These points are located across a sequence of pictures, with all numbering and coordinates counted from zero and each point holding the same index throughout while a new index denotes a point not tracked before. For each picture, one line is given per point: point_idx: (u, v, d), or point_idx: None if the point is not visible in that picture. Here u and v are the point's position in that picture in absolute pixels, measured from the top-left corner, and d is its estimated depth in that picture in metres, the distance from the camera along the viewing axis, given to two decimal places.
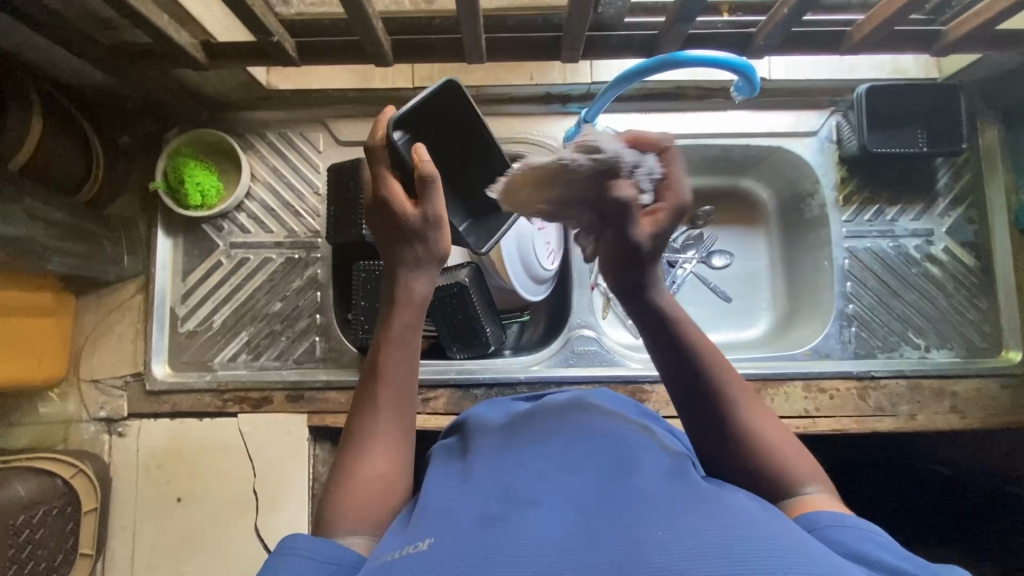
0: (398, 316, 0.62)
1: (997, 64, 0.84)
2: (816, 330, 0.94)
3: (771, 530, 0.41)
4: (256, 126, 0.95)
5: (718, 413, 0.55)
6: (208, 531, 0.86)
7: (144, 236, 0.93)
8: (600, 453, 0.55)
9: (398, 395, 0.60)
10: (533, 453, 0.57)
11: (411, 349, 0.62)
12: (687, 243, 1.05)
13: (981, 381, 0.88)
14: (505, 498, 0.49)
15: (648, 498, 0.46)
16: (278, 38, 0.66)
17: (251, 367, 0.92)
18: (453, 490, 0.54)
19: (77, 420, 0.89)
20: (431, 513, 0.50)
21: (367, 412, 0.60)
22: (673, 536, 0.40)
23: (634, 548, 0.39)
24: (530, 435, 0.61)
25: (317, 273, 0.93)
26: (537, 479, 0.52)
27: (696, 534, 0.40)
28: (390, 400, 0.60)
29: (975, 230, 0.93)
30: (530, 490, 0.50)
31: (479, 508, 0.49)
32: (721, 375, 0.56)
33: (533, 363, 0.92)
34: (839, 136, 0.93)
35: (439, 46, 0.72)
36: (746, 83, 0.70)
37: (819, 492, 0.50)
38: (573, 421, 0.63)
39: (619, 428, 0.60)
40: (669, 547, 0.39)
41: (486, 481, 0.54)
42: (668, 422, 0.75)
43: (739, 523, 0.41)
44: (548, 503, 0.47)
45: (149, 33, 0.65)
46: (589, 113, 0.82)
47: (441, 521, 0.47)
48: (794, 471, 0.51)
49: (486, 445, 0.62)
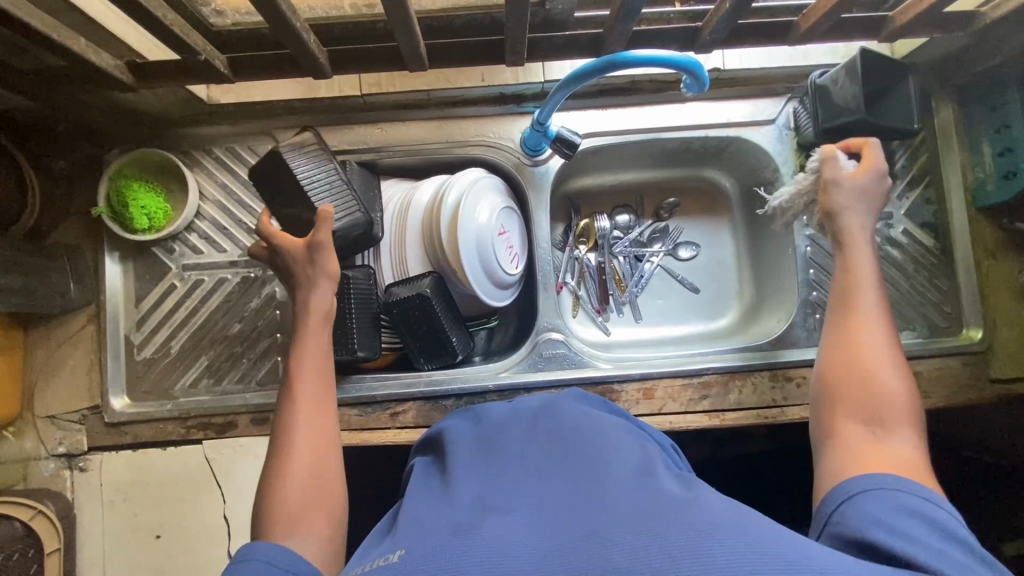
0: (313, 333, 0.70)
1: (946, 46, 0.83)
2: (782, 321, 0.94)
3: (741, 521, 0.40)
4: (200, 142, 0.91)
5: (851, 343, 0.61)
6: (181, 560, 0.84)
7: (92, 263, 0.89)
8: (574, 454, 0.54)
9: (321, 403, 0.65)
10: (504, 460, 0.56)
11: (321, 350, 0.70)
12: (653, 236, 1.05)
13: (943, 361, 0.89)
14: (477, 508, 0.48)
15: (624, 498, 0.45)
16: (205, 56, 0.63)
17: (213, 391, 0.89)
18: (423, 501, 0.53)
19: (35, 457, 0.87)
20: (402, 528, 0.49)
21: (291, 411, 0.64)
22: (644, 538, 0.39)
23: (608, 551, 0.39)
24: (501, 442, 0.60)
25: (275, 290, 0.91)
26: (511, 488, 0.51)
27: (663, 533, 0.39)
28: (315, 403, 0.65)
29: (933, 210, 0.93)
30: (500, 499, 0.49)
31: (451, 518, 0.47)
32: (870, 305, 0.63)
33: (501, 369, 0.90)
34: (797, 124, 0.92)
35: (377, 55, 0.69)
36: (694, 80, 0.68)
37: (905, 447, 0.53)
38: (544, 425, 0.62)
39: (591, 425, 0.60)
40: (643, 550, 0.38)
41: (454, 493, 0.52)
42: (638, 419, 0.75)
43: (708, 517, 0.40)
44: (519, 512, 0.46)
45: (66, 58, 0.62)
46: (541, 114, 0.81)
47: (412, 535, 0.46)
48: (893, 417, 0.55)
49: (458, 455, 0.60)
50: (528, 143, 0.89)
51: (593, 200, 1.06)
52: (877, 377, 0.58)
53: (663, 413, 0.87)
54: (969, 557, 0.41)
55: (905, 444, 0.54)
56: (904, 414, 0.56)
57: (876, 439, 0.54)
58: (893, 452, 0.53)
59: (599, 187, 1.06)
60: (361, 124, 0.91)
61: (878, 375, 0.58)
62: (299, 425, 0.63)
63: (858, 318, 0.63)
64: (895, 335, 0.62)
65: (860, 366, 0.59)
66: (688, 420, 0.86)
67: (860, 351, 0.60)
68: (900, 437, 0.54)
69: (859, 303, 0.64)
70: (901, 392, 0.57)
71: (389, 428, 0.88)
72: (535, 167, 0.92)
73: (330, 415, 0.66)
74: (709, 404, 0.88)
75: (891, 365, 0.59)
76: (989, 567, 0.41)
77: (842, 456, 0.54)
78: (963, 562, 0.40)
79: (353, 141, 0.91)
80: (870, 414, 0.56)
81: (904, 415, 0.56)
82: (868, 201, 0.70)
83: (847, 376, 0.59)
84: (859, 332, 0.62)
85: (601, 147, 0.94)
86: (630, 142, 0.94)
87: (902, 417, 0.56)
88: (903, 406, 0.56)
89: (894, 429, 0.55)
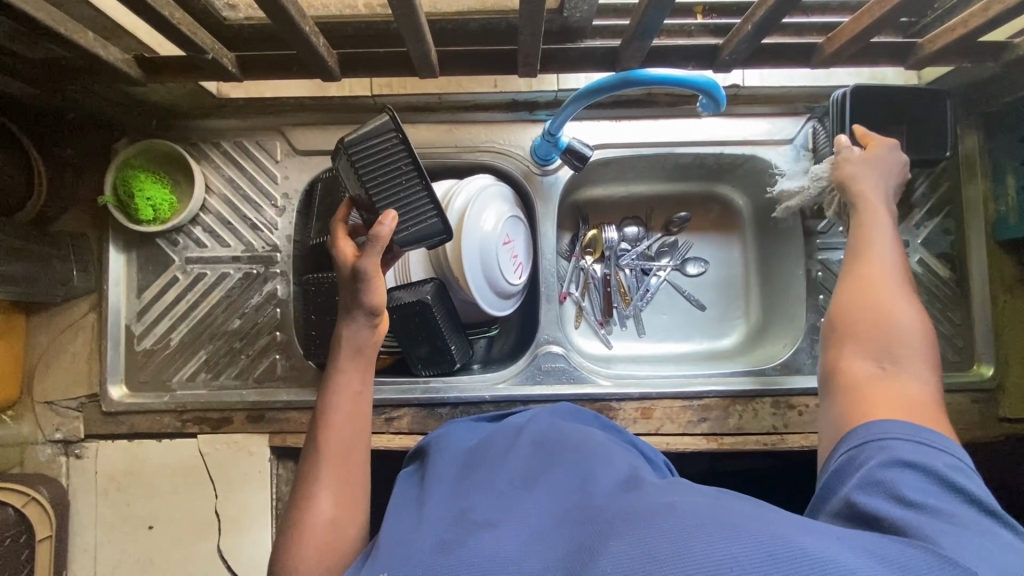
0: (349, 373, 0.66)
1: (976, 74, 0.81)
2: (787, 345, 0.93)
3: (721, 513, 0.39)
4: (209, 135, 0.91)
5: (860, 286, 0.60)
6: (172, 552, 0.85)
7: (96, 252, 0.89)
8: (561, 469, 0.53)
9: (350, 448, 0.62)
10: (491, 469, 0.56)
11: (353, 389, 0.65)
12: (661, 250, 1.04)
13: (952, 397, 0.87)
14: (458, 523, 0.47)
15: (608, 504, 0.44)
16: (213, 55, 0.62)
17: (210, 386, 0.89)
18: (410, 516, 0.52)
19: (32, 442, 0.87)
20: (386, 548, 0.48)
21: (319, 456, 0.61)
22: (624, 541, 0.38)
23: (589, 557, 0.38)
24: (489, 452, 0.60)
25: (276, 288, 0.91)
26: (496, 500, 0.51)
27: (644, 532, 0.38)
28: (343, 448, 0.62)
29: (952, 241, 0.90)
30: (485, 511, 0.49)
31: (435, 536, 0.47)
32: (884, 255, 0.62)
33: (498, 381, 0.89)
34: (815, 145, 0.90)
35: (387, 60, 0.68)
36: (710, 100, 0.66)
37: (921, 382, 0.52)
38: (535, 436, 0.61)
39: (580, 439, 0.59)
40: (627, 552, 0.37)
41: (438, 505, 0.52)
42: (628, 431, 0.74)
43: (689, 514, 0.39)
44: (502, 524, 0.46)
45: (74, 52, 0.61)
46: (553, 125, 0.79)
47: (395, 557, 0.46)
48: (909, 354, 0.54)
49: (445, 467, 0.59)
50: (538, 152, 0.87)
51: (603, 211, 1.05)
52: (894, 320, 0.57)
53: (661, 434, 0.86)
54: (968, 510, 0.40)
55: (921, 378, 0.53)
56: (917, 352, 0.55)
57: (888, 376, 0.53)
58: (902, 390, 0.52)
59: (609, 197, 1.04)
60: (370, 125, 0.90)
61: (892, 313, 0.57)
62: (326, 468, 0.60)
63: (867, 263, 0.62)
64: (909, 284, 0.60)
65: (871, 304, 0.58)
66: (685, 443, 0.86)
67: (870, 291, 0.59)
68: (913, 372, 0.53)
69: (871, 251, 0.63)
70: (916, 332, 0.56)
71: (383, 433, 0.88)
72: (544, 176, 0.90)
73: (358, 459, 0.63)
74: (708, 427, 0.87)
75: (905, 308, 0.57)
76: (995, 523, 0.39)
77: (847, 391, 0.54)
78: (957, 517, 0.39)
79: None
80: (880, 351, 0.55)
81: (921, 352, 0.54)
82: (882, 173, 0.72)
83: (864, 320, 0.58)
84: (869, 275, 0.61)
85: (613, 158, 0.92)
86: (642, 156, 0.92)
87: (915, 354, 0.54)
88: (919, 346, 0.55)
89: (904, 365, 0.54)
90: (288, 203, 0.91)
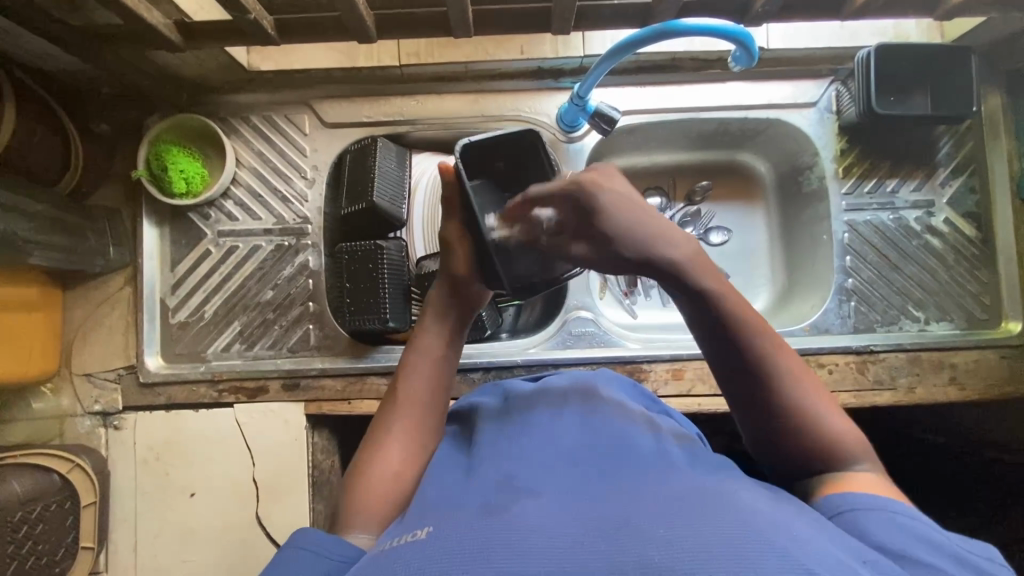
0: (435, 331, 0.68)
1: (999, 29, 0.82)
2: (815, 306, 0.93)
3: (786, 528, 0.38)
4: (239, 110, 0.92)
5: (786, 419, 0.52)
6: (211, 519, 0.86)
7: (129, 226, 0.90)
8: (605, 446, 0.53)
9: (428, 405, 0.63)
10: (534, 443, 0.55)
11: (438, 353, 0.67)
12: (684, 220, 1.04)
13: (980, 353, 0.87)
14: (506, 490, 0.47)
15: (657, 489, 0.44)
16: (254, 16, 0.63)
17: (245, 356, 0.90)
18: (455, 481, 0.52)
19: (71, 414, 0.89)
20: (431, 506, 0.48)
21: (396, 409, 0.62)
22: (675, 529, 0.38)
23: (639, 540, 0.37)
24: (531, 424, 0.59)
25: (308, 259, 0.92)
26: (538, 471, 0.50)
27: (696, 526, 0.38)
28: (423, 400, 0.63)
29: (977, 200, 0.91)
30: (529, 482, 0.48)
31: (479, 500, 0.46)
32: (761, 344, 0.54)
33: (529, 346, 0.91)
34: (839, 107, 0.91)
35: (424, 20, 0.69)
36: (744, 53, 0.68)
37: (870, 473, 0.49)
38: (580, 412, 0.60)
39: (631, 422, 0.58)
40: (678, 546, 0.36)
41: (484, 475, 0.51)
42: (666, 403, 0.73)
43: (750, 519, 0.39)
44: (547, 495, 0.45)
45: (120, 15, 0.62)
46: (581, 88, 0.80)
47: (439, 515, 0.45)
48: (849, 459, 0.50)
49: (489, 440, 0.58)
50: (565, 118, 0.88)
51: None
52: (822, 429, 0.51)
53: (692, 396, 0.87)
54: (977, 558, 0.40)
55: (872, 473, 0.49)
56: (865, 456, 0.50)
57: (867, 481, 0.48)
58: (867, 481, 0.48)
59: (630, 168, 1.05)
60: (397, 95, 0.91)
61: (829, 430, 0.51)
62: (401, 417, 0.62)
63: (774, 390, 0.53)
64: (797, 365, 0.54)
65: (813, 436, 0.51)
66: (716, 402, 0.86)
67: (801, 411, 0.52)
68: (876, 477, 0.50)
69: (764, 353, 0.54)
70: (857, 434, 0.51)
71: None
72: (570, 143, 0.91)
73: (433, 417, 0.63)
74: None
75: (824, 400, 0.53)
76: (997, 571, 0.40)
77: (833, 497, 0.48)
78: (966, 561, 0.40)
79: (389, 113, 0.91)
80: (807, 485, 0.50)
81: (856, 443, 0.51)
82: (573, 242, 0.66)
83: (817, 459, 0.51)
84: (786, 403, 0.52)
85: (639, 124, 0.93)
86: (666, 121, 0.93)
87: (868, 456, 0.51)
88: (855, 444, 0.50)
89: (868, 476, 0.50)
90: (317, 175, 0.92)
